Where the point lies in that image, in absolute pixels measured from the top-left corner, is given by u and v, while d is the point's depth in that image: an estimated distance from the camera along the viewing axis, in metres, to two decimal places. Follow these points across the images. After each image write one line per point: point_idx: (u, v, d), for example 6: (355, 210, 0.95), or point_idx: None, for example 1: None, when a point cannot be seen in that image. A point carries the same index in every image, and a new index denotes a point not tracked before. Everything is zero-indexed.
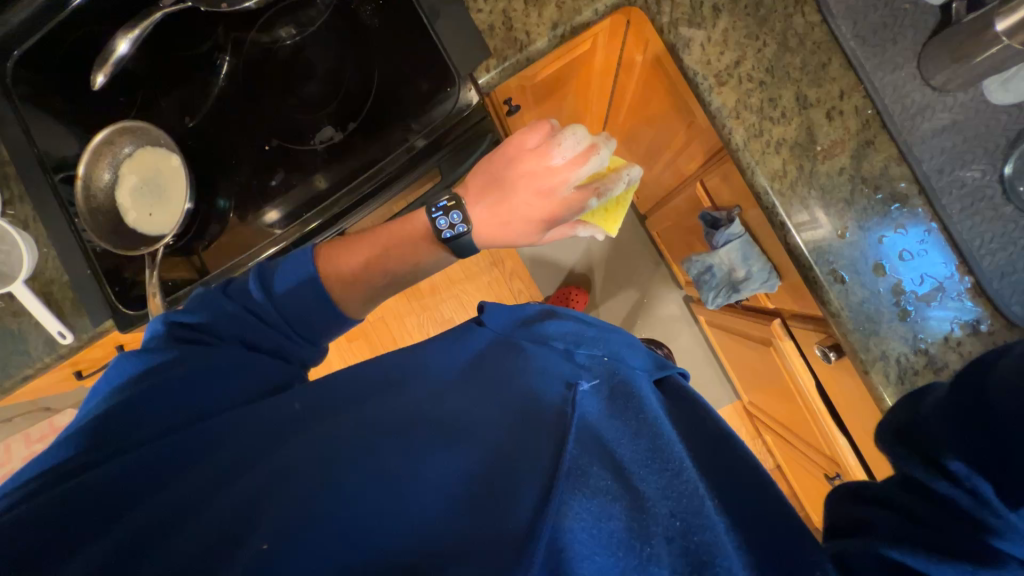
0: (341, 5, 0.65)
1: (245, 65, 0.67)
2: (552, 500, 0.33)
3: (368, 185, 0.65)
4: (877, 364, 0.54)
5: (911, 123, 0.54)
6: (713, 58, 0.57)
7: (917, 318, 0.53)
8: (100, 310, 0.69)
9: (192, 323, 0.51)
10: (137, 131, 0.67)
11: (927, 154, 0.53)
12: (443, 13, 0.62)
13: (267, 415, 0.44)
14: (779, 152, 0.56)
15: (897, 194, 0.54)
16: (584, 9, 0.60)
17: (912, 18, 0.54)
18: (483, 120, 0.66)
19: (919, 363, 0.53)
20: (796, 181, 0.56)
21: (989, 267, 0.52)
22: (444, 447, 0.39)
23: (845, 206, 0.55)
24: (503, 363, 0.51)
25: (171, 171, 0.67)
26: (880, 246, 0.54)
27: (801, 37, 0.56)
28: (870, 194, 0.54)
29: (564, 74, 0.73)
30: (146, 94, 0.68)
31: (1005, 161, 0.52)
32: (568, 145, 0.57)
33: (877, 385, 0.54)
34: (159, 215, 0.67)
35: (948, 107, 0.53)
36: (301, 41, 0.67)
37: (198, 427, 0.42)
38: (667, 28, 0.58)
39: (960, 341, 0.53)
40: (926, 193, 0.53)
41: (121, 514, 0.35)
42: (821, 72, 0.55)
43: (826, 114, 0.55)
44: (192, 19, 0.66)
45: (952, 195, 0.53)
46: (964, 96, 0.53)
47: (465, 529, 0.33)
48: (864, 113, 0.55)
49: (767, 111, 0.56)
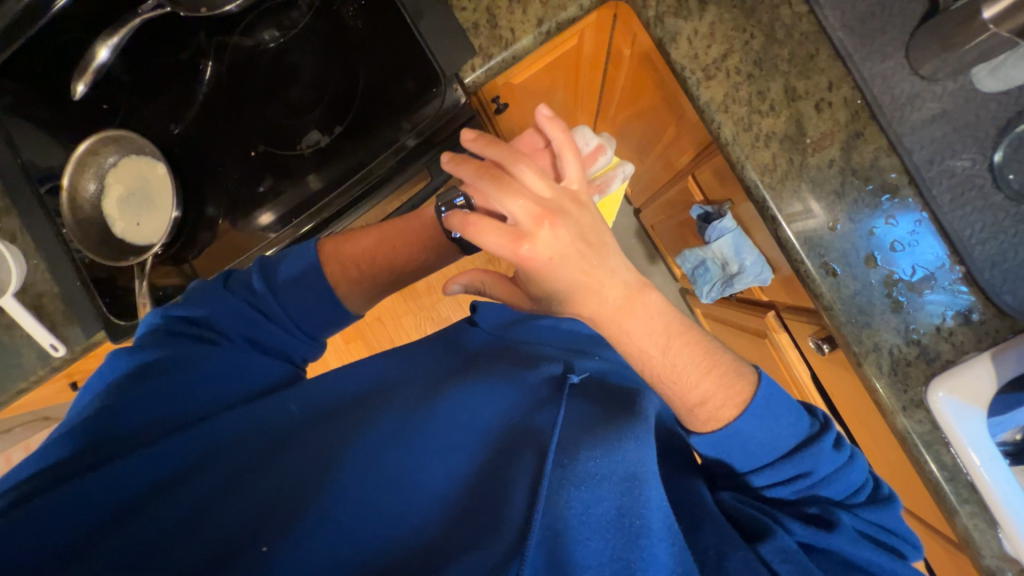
0: (322, 6, 0.64)
1: (229, 69, 0.66)
2: (545, 489, 0.35)
3: (358, 188, 0.65)
4: (870, 357, 0.54)
5: (900, 113, 0.53)
6: (700, 51, 0.57)
7: (910, 309, 0.53)
8: (92, 321, 0.69)
9: (192, 317, 0.50)
10: (122, 140, 0.66)
11: (917, 144, 0.53)
12: (426, 13, 0.61)
13: (266, 413, 0.43)
14: (769, 146, 0.56)
15: (887, 185, 0.54)
16: (569, 5, 0.60)
17: (900, 6, 0.53)
18: (472, 119, 0.66)
19: (912, 354, 0.54)
20: (786, 174, 0.55)
21: (980, 257, 0.52)
22: (441, 442, 0.40)
23: (836, 198, 0.55)
24: (498, 355, 0.52)
25: (159, 180, 0.66)
26: (871, 238, 0.54)
27: (788, 28, 0.55)
28: (860, 186, 0.54)
29: (551, 70, 0.72)
30: (129, 101, 0.67)
31: (994, 150, 0.52)
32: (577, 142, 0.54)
33: (871, 377, 0.54)
34: (148, 223, 0.67)
35: (937, 96, 0.53)
36: (284, 43, 0.66)
37: (206, 423, 0.41)
38: (653, 22, 0.57)
39: (952, 331, 0.53)
40: (915, 184, 0.53)
41: (111, 524, 0.33)
42: (809, 64, 0.55)
43: (815, 105, 0.55)
44: (173, 24, 0.65)
45: (943, 185, 0.52)
46: (953, 85, 0.52)
47: (461, 521, 0.35)
48: (853, 104, 0.54)
49: (755, 104, 0.56)
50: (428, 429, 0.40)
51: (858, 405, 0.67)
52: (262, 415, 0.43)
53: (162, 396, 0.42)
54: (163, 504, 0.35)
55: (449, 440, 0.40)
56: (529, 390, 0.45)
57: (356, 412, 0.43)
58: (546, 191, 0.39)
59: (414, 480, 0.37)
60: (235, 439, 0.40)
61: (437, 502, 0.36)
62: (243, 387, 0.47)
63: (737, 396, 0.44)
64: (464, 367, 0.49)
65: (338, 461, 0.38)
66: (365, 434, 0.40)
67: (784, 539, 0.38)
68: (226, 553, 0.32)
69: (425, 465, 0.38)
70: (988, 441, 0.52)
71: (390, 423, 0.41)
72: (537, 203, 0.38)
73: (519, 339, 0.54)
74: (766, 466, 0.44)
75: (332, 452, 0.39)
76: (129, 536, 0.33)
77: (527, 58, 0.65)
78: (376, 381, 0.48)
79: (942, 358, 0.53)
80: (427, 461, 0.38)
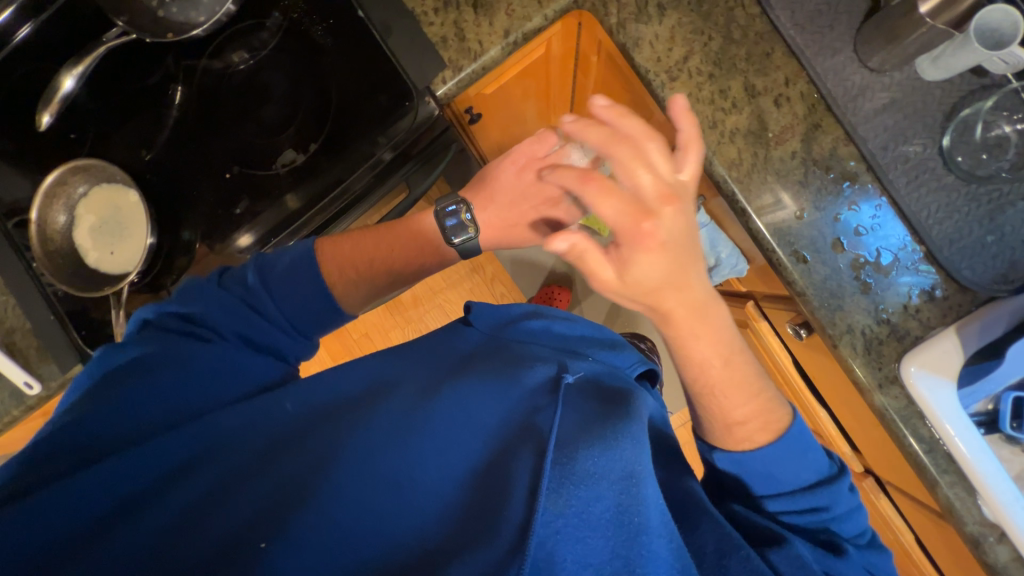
0: (291, 26, 0.65)
1: (199, 92, 0.66)
2: (542, 487, 0.35)
3: (336, 205, 0.66)
4: (845, 338, 0.56)
5: (854, 104, 0.56)
6: (662, 54, 0.59)
7: (878, 290, 0.56)
8: (67, 355, 0.67)
9: (183, 313, 0.48)
10: (91, 170, 0.65)
11: (871, 133, 0.55)
12: (395, 29, 0.63)
13: (259, 412, 0.42)
14: (734, 141, 0.58)
15: (847, 173, 0.56)
16: (534, 16, 0.62)
17: (845, 4, 0.56)
18: (446, 130, 0.69)
19: (883, 332, 0.56)
20: (752, 168, 0.57)
21: (938, 236, 0.55)
22: (437, 444, 0.39)
23: (801, 188, 0.57)
24: (491, 355, 0.52)
25: (130, 208, 0.65)
26: (837, 224, 0.56)
27: (743, 28, 0.58)
28: (823, 175, 0.56)
29: (521, 79, 0.74)
30: (98, 130, 0.66)
31: (942, 135, 0.55)
32: (576, 157, 0.59)
33: (847, 357, 0.56)
34: (122, 252, 0.66)
35: (886, 87, 0.56)
36: (255, 64, 0.66)
37: (197, 420, 0.40)
38: (616, 28, 0.60)
39: (918, 308, 0.55)
40: (873, 171, 0.55)
41: (102, 543, 0.33)
42: (766, 61, 0.57)
43: (774, 101, 0.57)
44: (139, 50, 0.65)
45: (898, 170, 0.55)
46: (899, 75, 0.55)
47: (458, 526, 0.35)
48: (809, 98, 0.57)
49: (717, 103, 0.58)
50: (424, 432, 0.40)
51: (840, 388, 0.69)
52: (251, 420, 0.41)
53: (150, 396, 0.41)
54: (147, 521, 0.34)
55: (445, 442, 0.40)
56: (524, 388, 0.45)
57: (349, 414, 0.42)
58: (666, 173, 0.40)
59: (411, 484, 0.37)
60: (229, 432, 0.40)
61: (435, 505, 0.36)
62: (236, 388, 0.45)
63: (774, 421, 0.47)
64: (459, 368, 0.49)
65: (330, 469, 0.37)
66: (358, 439, 0.39)
67: (797, 548, 0.41)
68: (218, 565, 0.32)
69: (423, 468, 0.38)
70: (963, 413, 0.54)
71: (383, 428, 0.40)
72: (662, 183, 0.39)
73: (512, 338, 0.55)
74: (784, 493, 0.46)
75: (325, 459, 0.38)
76: (114, 558, 0.32)
77: (496, 68, 0.67)
78: (371, 379, 0.47)
79: (911, 334, 0.55)
80: (425, 465, 0.38)
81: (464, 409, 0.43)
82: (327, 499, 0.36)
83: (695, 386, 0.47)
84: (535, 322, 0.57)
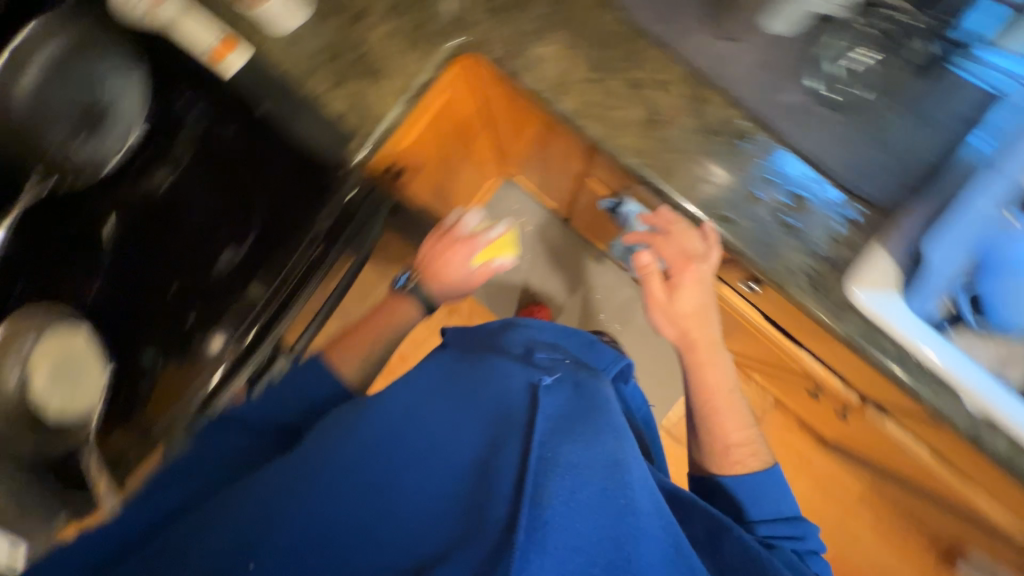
0: (205, 137, 0.69)
1: (126, 216, 0.69)
2: (527, 484, 0.38)
3: (282, 294, 0.63)
4: (788, 280, 0.58)
5: (722, 69, 0.62)
6: (547, 72, 0.62)
7: (802, 228, 0.59)
8: (38, 521, 0.63)
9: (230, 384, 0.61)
10: (37, 320, 0.66)
11: (745, 90, 0.62)
12: (296, 112, 0.64)
13: (290, 463, 0.50)
14: (631, 129, 0.61)
15: (742, 130, 0.61)
16: (422, 67, 0.64)
17: None
18: (378, 187, 0.67)
19: (822, 267, 0.58)
20: (658, 146, 0.61)
21: (833, 161, 0.60)
22: (429, 458, 0.45)
23: (705, 150, 0.60)
24: (477, 363, 0.58)
25: (83, 344, 0.66)
26: (749, 176, 0.60)
27: (609, 34, 0.63)
28: (719, 136, 0.60)
29: (439, 128, 0.75)
30: (31, 280, 0.67)
31: (804, 77, 0.63)
32: (472, 220, 0.77)
33: (798, 298, 0.58)
34: (84, 390, 0.66)
35: (746, 45, 0.64)
36: (176, 179, 0.69)
37: (251, 484, 0.49)
38: (502, 61, 0.62)
39: (845, 236, 0.59)
40: (759, 120, 0.60)
41: None
42: (640, 55, 0.63)
43: (660, 87, 0.62)
44: (64, 198, 0.69)
45: (778, 115, 0.61)
46: (754, 34, 0.63)
47: (450, 531, 0.39)
48: (686, 77, 0.62)
49: (609, 100, 0.62)
50: (419, 442, 0.47)
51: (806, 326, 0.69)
52: (303, 466, 0.48)
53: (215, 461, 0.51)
54: None
55: (438, 450, 0.46)
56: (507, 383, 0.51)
57: (358, 434, 0.49)
58: (696, 247, 0.62)
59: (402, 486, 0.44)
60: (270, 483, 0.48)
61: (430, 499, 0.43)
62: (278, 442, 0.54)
63: (750, 445, 0.66)
64: (451, 379, 0.56)
65: (344, 485, 0.45)
66: (366, 458, 0.47)
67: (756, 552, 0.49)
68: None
69: (415, 474, 0.45)
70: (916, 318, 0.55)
71: (386, 445, 0.48)
72: (681, 257, 0.63)
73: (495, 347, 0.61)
74: (772, 522, 0.61)
75: (343, 475, 0.46)
76: None
77: (405, 124, 0.67)
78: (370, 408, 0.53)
79: (847, 261, 0.58)
80: (419, 468, 0.45)
81: (457, 414, 0.49)
82: (341, 508, 0.43)
83: (701, 408, 0.67)
84: (514, 334, 0.64)
